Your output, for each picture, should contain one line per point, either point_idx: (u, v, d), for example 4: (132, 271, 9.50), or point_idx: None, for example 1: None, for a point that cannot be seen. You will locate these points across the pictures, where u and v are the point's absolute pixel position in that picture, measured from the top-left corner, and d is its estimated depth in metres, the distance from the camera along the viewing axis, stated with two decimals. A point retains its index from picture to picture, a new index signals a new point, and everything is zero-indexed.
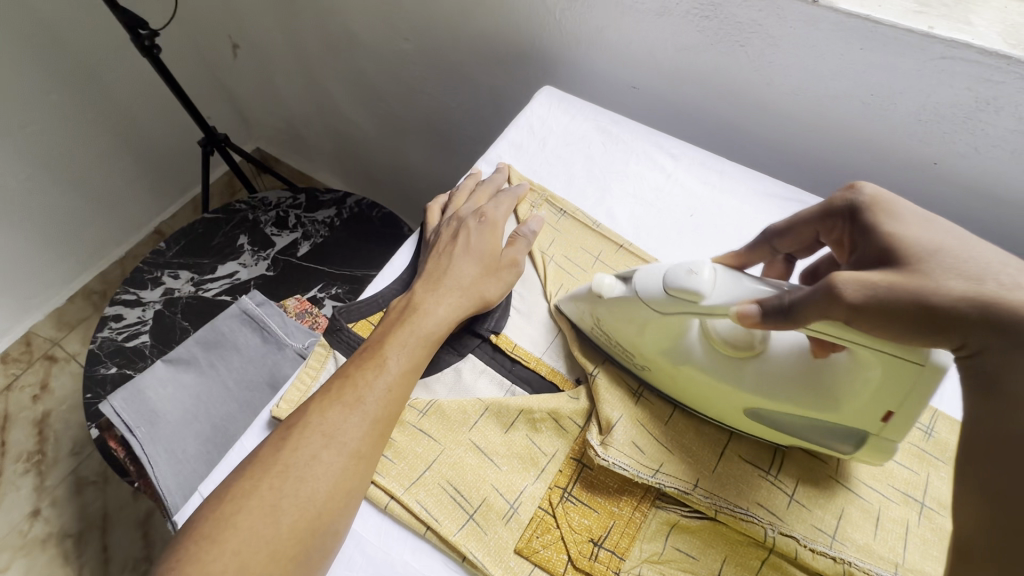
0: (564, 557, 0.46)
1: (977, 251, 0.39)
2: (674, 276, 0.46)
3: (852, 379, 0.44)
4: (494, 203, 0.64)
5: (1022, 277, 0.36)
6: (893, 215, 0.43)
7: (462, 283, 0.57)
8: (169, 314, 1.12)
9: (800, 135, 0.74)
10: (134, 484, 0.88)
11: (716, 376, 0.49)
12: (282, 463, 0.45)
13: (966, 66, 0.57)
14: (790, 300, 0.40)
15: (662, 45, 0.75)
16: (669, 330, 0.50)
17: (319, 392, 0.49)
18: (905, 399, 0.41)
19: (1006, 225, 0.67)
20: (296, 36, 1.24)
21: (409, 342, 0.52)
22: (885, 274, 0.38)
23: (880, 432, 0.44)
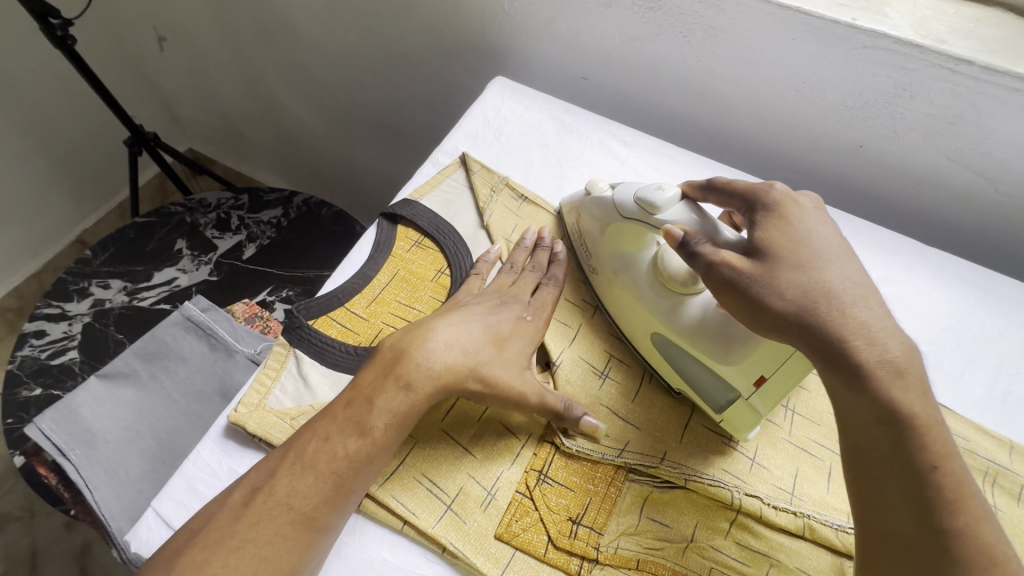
0: (544, 538, 0.47)
1: (832, 271, 0.42)
2: (646, 189, 0.52)
3: (739, 343, 0.47)
4: (547, 278, 0.58)
5: (859, 304, 0.41)
6: (785, 220, 0.45)
7: (479, 361, 0.48)
8: (100, 326, 1.03)
9: (741, 122, 0.78)
10: (70, 513, 0.80)
11: (638, 292, 0.55)
12: (238, 539, 0.40)
13: (886, 55, 0.62)
14: (699, 247, 0.46)
15: (610, 36, 0.77)
16: (633, 238, 0.56)
17: (288, 451, 0.43)
18: (779, 365, 0.45)
19: (923, 201, 0.74)
20: (230, 26, 1.18)
21: (402, 408, 0.45)
22: (751, 266, 0.43)
23: (749, 397, 0.48)
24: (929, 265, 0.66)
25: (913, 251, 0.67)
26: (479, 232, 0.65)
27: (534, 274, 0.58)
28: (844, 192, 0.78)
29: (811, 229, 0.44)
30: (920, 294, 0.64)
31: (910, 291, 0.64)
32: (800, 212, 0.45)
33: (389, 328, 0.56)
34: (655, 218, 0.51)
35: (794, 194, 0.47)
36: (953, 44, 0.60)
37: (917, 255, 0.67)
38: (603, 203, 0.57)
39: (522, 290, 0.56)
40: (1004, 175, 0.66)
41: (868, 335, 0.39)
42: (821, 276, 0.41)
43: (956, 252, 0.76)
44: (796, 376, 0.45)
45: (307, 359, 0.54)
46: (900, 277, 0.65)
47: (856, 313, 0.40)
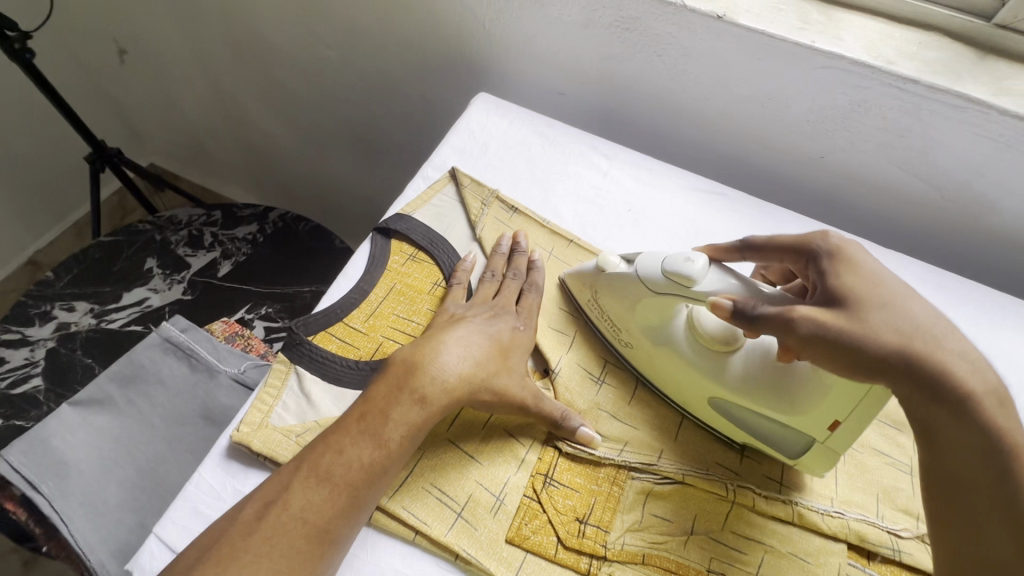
0: (553, 539, 0.48)
1: (915, 306, 0.43)
2: (672, 261, 0.50)
3: (806, 392, 0.48)
4: (528, 285, 0.61)
5: (950, 335, 0.41)
6: (852, 263, 0.46)
7: (487, 372, 0.50)
8: (66, 351, 0.98)
9: (711, 135, 0.83)
10: (41, 549, 0.76)
11: (688, 363, 0.53)
12: (252, 553, 0.40)
13: (842, 74, 0.68)
14: (760, 311, 0.45)
15: (587, 54, 0.81)
16: (661, 310, 0.55)
17: (302, 464, 0.44)
18: (850, 410, 0.46)
19: (878, 208, 0.80)
20: (200, 41, 1.16)
21: (416, 419, 0.46)
22: (832, 316, 0.43)
23: (826, 441, 0.48)
24: (886, 266, 0.71)
25: (872, 253, 0.72)
26: (473, 245, 0.66)
27: (517, 282, 0.61)
28: (806, 199, 0.84)
29: (872, 267, 0.46)
30: None
31: None
32: (862, 253, 0.47)
33: (390, 341, 0.57)
34: (692, 290, 0.50)
35: (849, 239, 0.49)
36: (900, 65, 0.66)
37: (875, 257, 0.72)
38: (627, 279, 0.55)
39: (506, 298, 0.59)
40: (949, 182, 0.73)
41: (969, 365, 0.40)
42: (908, 312, 0.42)
43: (908, 253, 0.83)
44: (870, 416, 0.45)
45: (308, 375, 0.54)
46: None
47: (954, 344, 0.41)
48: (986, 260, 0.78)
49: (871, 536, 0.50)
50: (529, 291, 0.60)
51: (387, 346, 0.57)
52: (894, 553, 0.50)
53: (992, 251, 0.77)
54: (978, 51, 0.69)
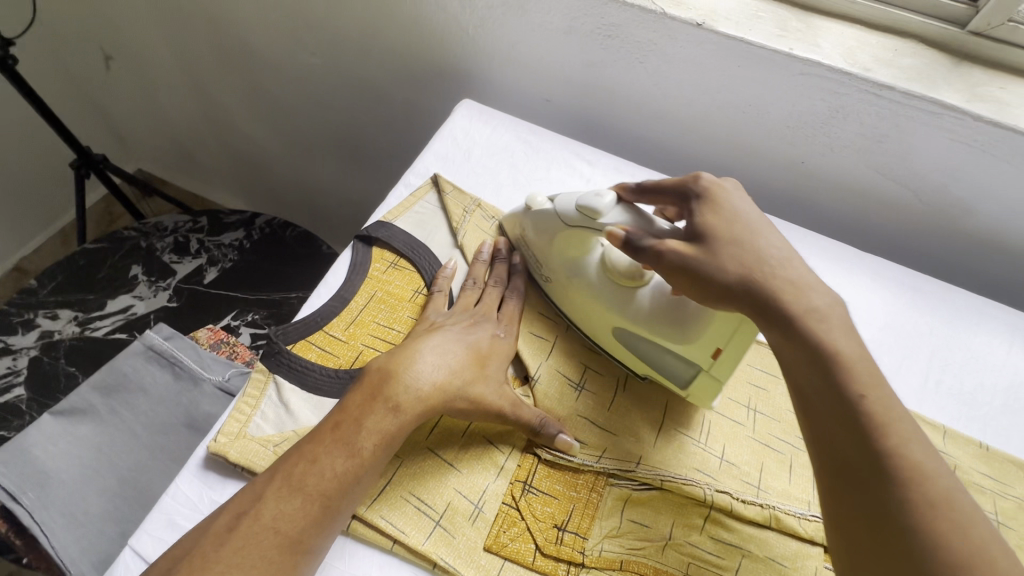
0: (532, 546, 0.48)
1: (762, 241, 0.48)
2: (584, 198, 0.55)
3: (691, 320, 0.52)
4: (511, 293, 0.61)
5: (786, 265, 0.46)
6: (716, 204, 0.50)
7: (462, 380, 0.50)
8: (49, 360, 0.97)
9: (694, 141, 0.83)
10: (22, 560, 0.75)
11: (592, 293, 0.58)
12: (222, 564, 0.40)
13: (819, 81, 0.69)
14: (644, 242, 0.50)
15: (570, 61, 0.81)
16: (579, 245, 0.60)
17: (275, 474, 0.44)
18: (729, 335, 0.50)
19: (858, 212, 0.81)
20: (184, 47, 1.16)
21: (390, 428, 0.46)
22: (692, 250, 0.48)
23: (710, 370, 0.52)
24: (865, 270, 0.72)
25: (851, 257, 0.73)
26: (454, 252, 0.66)
27: (503, 289, 0.61)
28: (788, 204, 0.84)
29: (738, 208, 0.50)
30: (861, 297, 0.70)
31: (851, 295, 0.70)
32: (727, 195, 0.51)
33: (370, 350, 0.57)
34: (598, 222, 0.55)
35: (720, 182, 0.53)
36: (877, 71, 0.67)
37: (853, 262, 0.73)
38: (548, 216, 0.60)
39: (486, 306, 0.59)
40: (926, 187, 0.74)
41: (801, 289, 0.45)
42: (753, 246, 0.47)
43: (889, 257, 0.84)
44: (746, 343, 0.49)
45: (287, 385, 0.54)
46: (841, 281, 0.71)
47: (786, 274, 0.45)
48: (965, 263, 0.79)
49: None
50: (509, 298, 0.61)
51: (366, 354, 0.57)
52: None
53: (970, 255, 0.78)
54: (953, 58, 0.70)
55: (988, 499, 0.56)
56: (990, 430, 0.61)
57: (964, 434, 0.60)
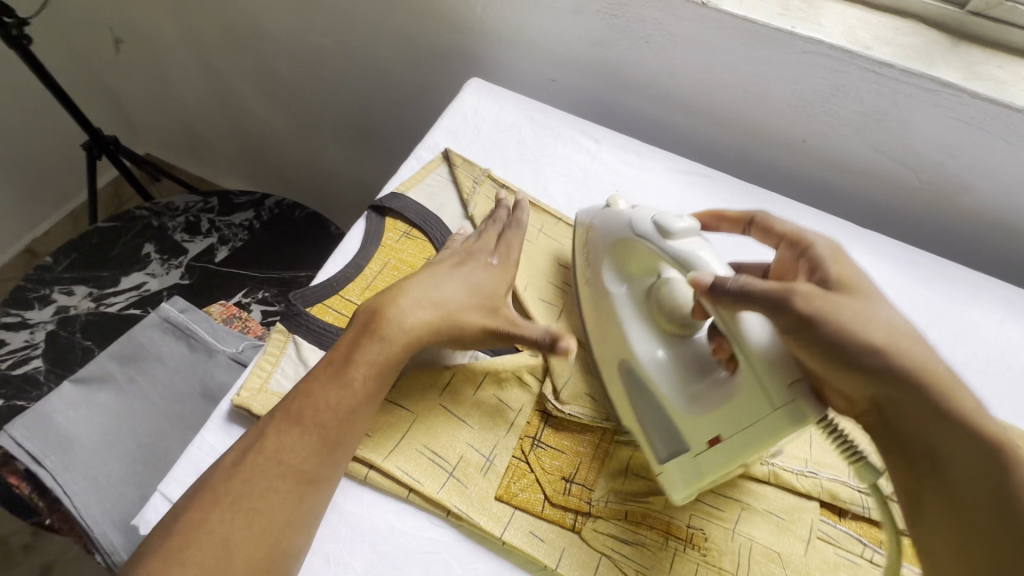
0: (541, 496, 0.51)
1: (885, 312, 0.46)
2: (665, 217, 0.52)
3: (708, 400, 0.48)
4: (510, 238, 0.62)
5: (914, 343, 0.44)
6: (836, 261, 0.50)
7: (449, 306, 0.54)
8: (66, 334, 0.99)
9: (697, 121, 0.85)
10: (45, 522, 0.78)
11: (626, 322, 0.55)
12: (233, 494, 0.44)
13: (821, 59, 0.71)
14: (740, 286, 0.45)
15: (577, 41, 0.83)
16: (641, 265, 0.56)
17: (275, 414, 0.48)
18: (738, 430, 0.44)
19: (858, 192, 0.83)
20: (195, 30, 1.18)
21: (377, 360, 0.51)
22: (816, 309, 0.44)
23: (698, 454, 0.47)
24: (863, 245, 0.74)
25: (850, 231, 0.75)
26: (465, 223, 0.68)
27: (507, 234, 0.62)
28: (789, 182, 0.86)
29: (859, 275, 0.49)
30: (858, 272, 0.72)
31: None
32: (849, 263, 0.50)
33: None
34: (670, 246, 0.51)
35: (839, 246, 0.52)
36: (877, 50, 0.69)
37: (852, 237, 0.74)
38: (619, 221, 0.57)
39: (485, 243, 0.62)
40: (924, 165, 0.75)
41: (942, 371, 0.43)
42: (880, 316, 0.45)
43: (887, 235, 0.86)
44: (749, 448, 0.44)
45: (306, 344, 0.56)
46: None
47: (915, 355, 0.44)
48: (961, 240, 0.81)
49: (844, 494, 0.53)
50: (509, 235, 0.62)
51: None
52: (864, 510, 0.53)
53: (966, 233, 0.80)
54: (951, 38, 0.71)
55: None
56: (982, 397, 0.63)
57: None
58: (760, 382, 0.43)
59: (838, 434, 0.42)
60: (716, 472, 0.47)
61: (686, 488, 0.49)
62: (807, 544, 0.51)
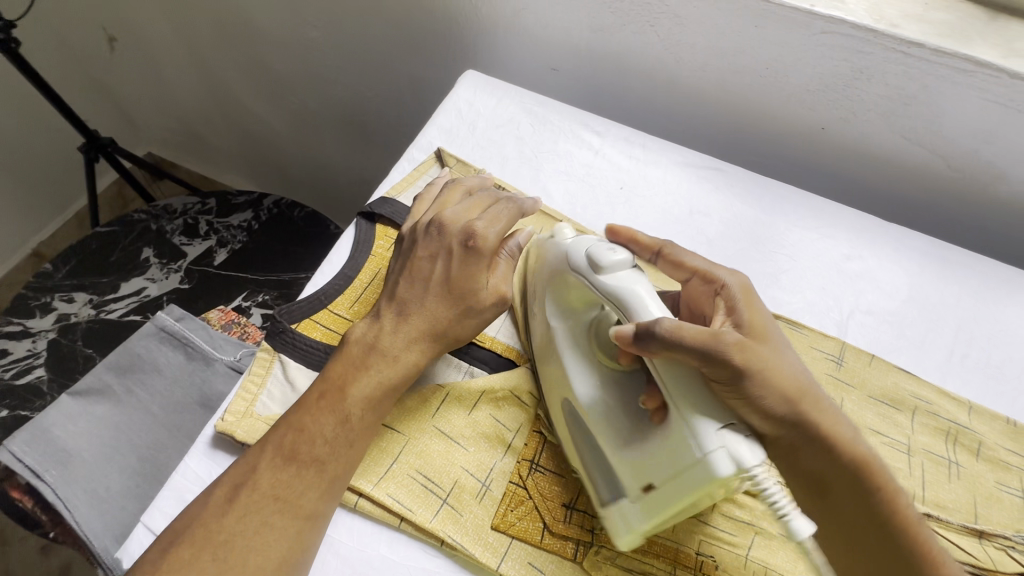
0: (540, 525, 0.48)
1: (789, 360, 0.45)
2: (596, 250, 0.48)
3: (641, 444, 0.45)
4: (491, 218, 0.53)
5: (817, 391, 0.45)
6: (748, 306, 0.47)
7: (434, 326, 0.50)
8: (67, 342, 0.99)
9: (708, 109, 0.80)
10: (49, 534, 0.78)
11: (561, 354, 0.52)
12: (227, 532, 0.41)
13: (843, 40, 0.65)
14: (658, 333, 0.42)
15: (577, 27, 0.78)
16: (582, 298, 0.53)
17: (266, 446, 0.45)
18: (671, 479, 0.41)
19: (883, 181, 0.77)
20: (185, 25, 1.14)
21: (374, 392, 0.47)
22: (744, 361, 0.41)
23: (636, 500, 0.44)
24: (889, 240, 0.68)
25: (876, 226, 0.70)
26: None
27: (506, 217, 0.53)
28: (808, 172, 0.81)
29: (768, 324, 0.46)
30: (883, 270, 0.66)
31: (874, 266, 0.67)
32: (757, 304, 0.47)
33: None
34: (602, 283, 0.48)
35: (746, 281, 0.49)
36: (904, 28, 0.63)
37: (878, 232, 0.69)
38: (559, 253, 0.53)
39: (463, 215, 0.54)
40: (955, 152, 0.70)
41: (840, 417, 0.45)
42: (789, 370, 0.44)
43: (914, 225, 0.80)
44: (678, 498, 0.40)
45: (292, 364, 0.54)
46: (862, 252, 0.67)
47: (824, 406, 0.44)
48: (994, 232, 0.75)
49: None
50: (494, 211, 0.53)
51: None
52: None
53: (999, 224, 0.74)
54: (987, 12, 0.65)
55: (1015, 477, 0.54)
56: (1018, 405, 0.59)
57: (991, 409, 0.58)
58: (687, 430, 0.40)
59: (760, 487, 0.38)
60: (654, 522, 0.43)
61: (627, 537, 0.45)
62: None
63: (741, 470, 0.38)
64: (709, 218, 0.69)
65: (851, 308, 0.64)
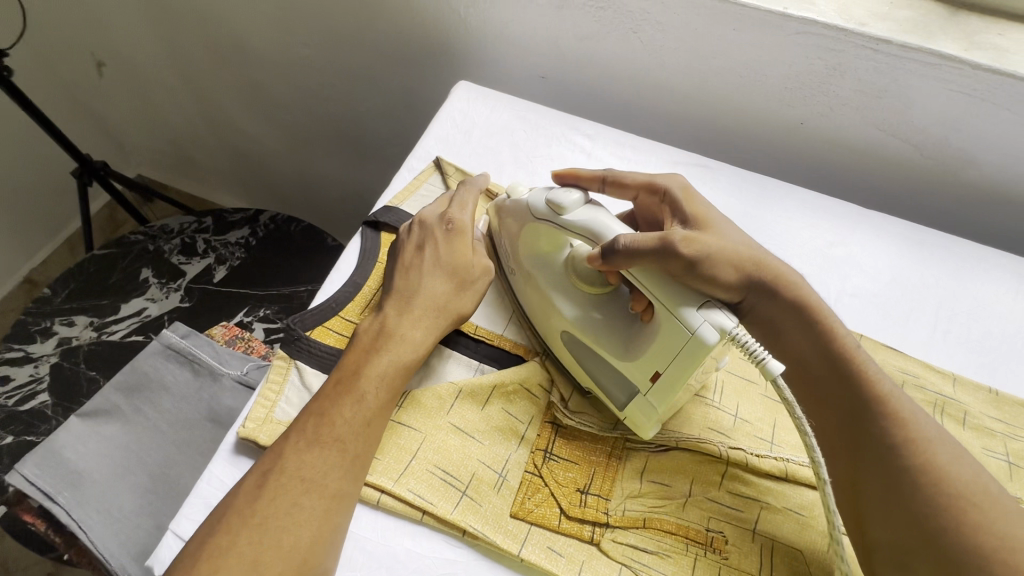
0: (557, 510, 0.50)
1: (731, 232, 0.54)
2: (552, 193, 0.54)
3: (639, 343, 0.51)
4: (460, 204, 0.61)
5: (763, 251, 0.54)
6: (692, 201, 0.56)
7: (436, 301, 0.55)
8: (70, 366, 0.99)
9: (692, 109, 0.83)
10: (64, 556, 0.78)
11: (547, 292, 0.58)
12: (260, 516, 0.43)
13: (816, 40, 0.68)
14: (625, 249, 0.49)
15: (564, 35, 0.81)
16: (551, 240, 0.58)
17: (291, 433, 0.47)
18: (672, 362, 0.48)
19: (860, 170, 0.80)
20: (175, 48, 1.16)
21: (386, 373, 0.50)
22: (698, 245, 0.49)
23: (646, 392, 0.51)
24: (870, 226, 0.72)
25: (857, 213, 0.73)
26: None
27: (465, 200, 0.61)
28: (791, 165, 0.84)
29: (708, 210, 0.56)
30: (865, 255, 0.70)
31: (857, 251, 0.70)
32: (697, 198, 0.56)
33: None
34: (565, 221, 0.53)
35: (687, 184, 0.58)
36: (873, 26, 0.67)
37: (859, 219, 0.73)
38: (519, 207, 0.58)
39: (436, 209, 0.61)
40: (928, 141, 0.74)
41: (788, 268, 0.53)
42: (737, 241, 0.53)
43: (894, 213, 0.84)
44: (682, 373, 0.48)
45: (309, 369, 0.56)
46: (845, 238, 0.71)
47: (773, 262, 0.53)
48: (969, 215, 0.79)
49: None
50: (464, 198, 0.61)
51: None
52: None
53: (973, 207, 0.78)
54: (949, 9, 0.70)
55: (998, 441, 0.57)
56: (999, 376, 0.62)
57: (972, 380, 0.61)
58: (673, 317, 0.46)
59: (746, 347, 0.45)
60: (664, 403, 0.50)
61: (647, 424, 0.52)
62: (830, 540, 0.50)
63: (723, 334, 0.45)
64: None
65: (838, 292, 0.67)
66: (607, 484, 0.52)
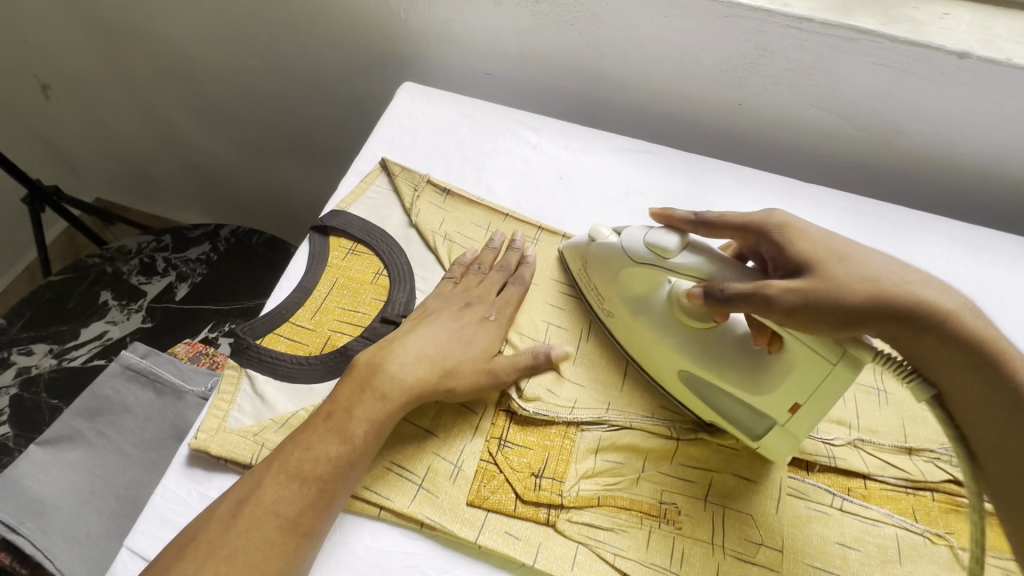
0: (512, 495, 0.51)
1: (866, 260, 0.45)
2: (651, 236, 0.53)
3: (771, 373, 0.50)
4: (509, 297, 0.62)
5: (909, 273, 0.44)
6: (800, 232, 0.48)
7: (444, 366, 0.54)
8: (30, 395, 0.97)
9: (636, 96, 0.85)
10: None
11: (651, 329, 0.56)
12: (229, 547, 0.43)
13: (744, 21, 0.70)
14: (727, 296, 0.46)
15: (503, 31, 0.82)
16: (647, 281, 0.57)
17: (273, 463, 0.47)
18: (816, 393, 0.47)
19: (799, 146, 0.83)
20: (121, 66, 1.14)
21: (378, 415, 0.50)
22: (819, 288, 0.43)
23: (787, 424, 0.50)
24: (809, 200, 0.74)
25: (796, 188, 0.76)
26: (410, 231, 0.68)
27: (501, 275, 0.63)
28: (736, 145, 0.86)
29: (824, 236, 0.48)
30: None
31: None
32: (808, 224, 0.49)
33: (338, 334, 0.59)
34: (669, 263, 0.52)
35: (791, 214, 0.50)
36: (795, 6, 0.69)
37: (799, 194, 0.75)
38: (611, 250, 0.58)
39: (485, 292, 0.61)
40: (858, 113, 0.76)
41: (937, 288, 0.43)
42: (870, 267, 0.44)
43: (836, 185, 0.87)
44: (831, 402, 0.47)
45: (260, 377, 0.56)
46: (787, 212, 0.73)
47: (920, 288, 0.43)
48: (906, 183, 0.82)
49: (809, 447, 0.56)
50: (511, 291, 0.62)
51: (335, 338, 0.59)
52: (831, 460, 0.55)
53: (907, 174, 0.81)
54: None
55: None
56: None
57: None
58: (813, 349, 0.45)
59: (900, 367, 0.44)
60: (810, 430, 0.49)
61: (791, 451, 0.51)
62: (779, 501, 0.52)
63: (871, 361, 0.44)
64: (645, 197, 0.73)
65: None
66: (563, 465, 0.53)
